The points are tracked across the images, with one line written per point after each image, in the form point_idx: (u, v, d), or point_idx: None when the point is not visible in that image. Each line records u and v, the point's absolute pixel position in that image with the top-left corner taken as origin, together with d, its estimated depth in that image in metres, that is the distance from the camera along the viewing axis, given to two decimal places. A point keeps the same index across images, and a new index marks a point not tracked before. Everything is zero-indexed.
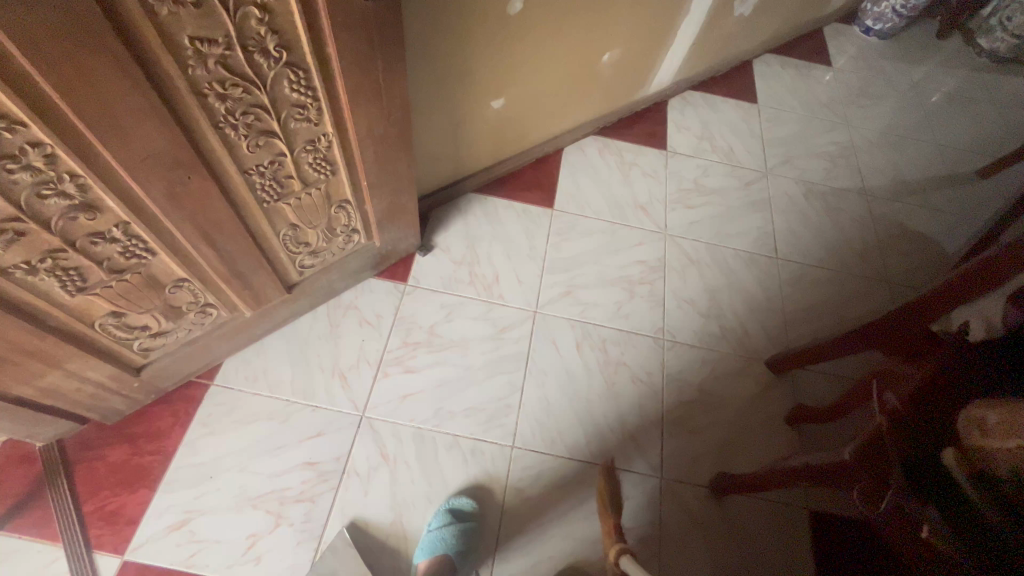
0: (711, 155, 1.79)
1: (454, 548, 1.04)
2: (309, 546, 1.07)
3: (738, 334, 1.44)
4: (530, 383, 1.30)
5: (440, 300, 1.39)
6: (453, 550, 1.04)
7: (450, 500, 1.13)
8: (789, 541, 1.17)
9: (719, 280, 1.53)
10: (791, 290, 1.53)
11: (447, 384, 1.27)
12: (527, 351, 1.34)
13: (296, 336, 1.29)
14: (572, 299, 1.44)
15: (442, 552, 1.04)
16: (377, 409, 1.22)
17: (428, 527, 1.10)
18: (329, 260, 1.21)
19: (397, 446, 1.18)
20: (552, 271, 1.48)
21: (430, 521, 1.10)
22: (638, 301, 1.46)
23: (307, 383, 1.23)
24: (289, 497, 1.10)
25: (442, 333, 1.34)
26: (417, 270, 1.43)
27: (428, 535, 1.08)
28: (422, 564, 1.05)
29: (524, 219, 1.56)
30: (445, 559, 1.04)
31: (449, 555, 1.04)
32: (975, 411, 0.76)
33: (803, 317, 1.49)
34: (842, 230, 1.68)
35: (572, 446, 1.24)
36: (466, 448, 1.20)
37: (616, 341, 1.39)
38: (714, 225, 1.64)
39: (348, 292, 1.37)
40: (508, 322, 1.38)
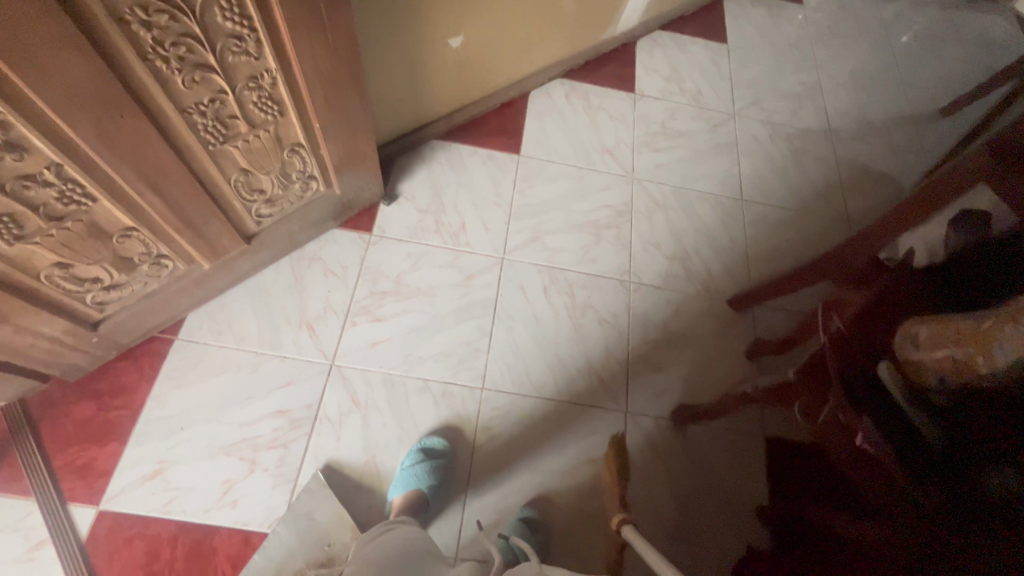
0: (679, 97, 1.77)
1: (426, 483, 1.08)
2: (284, 489, 1.09)
3: (702, 275, 1.47)
4: (498, 328, 1.32)
5: (406, 249, 1.38)
6: (427, 485, 1.08)
7: (422, 440, 1.16)
8: (745, 465, 1.25)
9: (685, 223, 1.55)
10: (755, 230, 1.56)
11: (416, 331, 1.28)
12: (495, 296, 1.35)
13: (260, 289, 1.28)
14: (539, 244, 1.44)
15: (417, 487, 1.08)
16: (347, 357, 1.23)
17: (401, 466, 1.13)
18: (288, 208, 1.18)
19: (368, 393, 1.20)
20: (519, 217, 1.47)
21: (402, 461, 1.14)
22: (604, 245, 1.48)
23: (273, 334, 1.23)
24: (262, 444, 1.12)
25: (409, 282, 1.34)
26: (382, 219, 1.41)
27: (402, 474, 1.10)
28: (395, 500, 1.08)
29: (490, 166, 1.54)
30: (421, 494, 1.08)
31: (421, 490, 1.08)
32: (910, 327, 0.79)
33: (765, 256, 1.52)
34: (806, 171, 1.69)
35: (540, 385, 1.27)
36: (437, 391, 1.23)
37: (584, 284, 1.41)
38: (681, 168, 1.64)
39: (312, 244, 1.35)
40: (476, 269, 1.38)
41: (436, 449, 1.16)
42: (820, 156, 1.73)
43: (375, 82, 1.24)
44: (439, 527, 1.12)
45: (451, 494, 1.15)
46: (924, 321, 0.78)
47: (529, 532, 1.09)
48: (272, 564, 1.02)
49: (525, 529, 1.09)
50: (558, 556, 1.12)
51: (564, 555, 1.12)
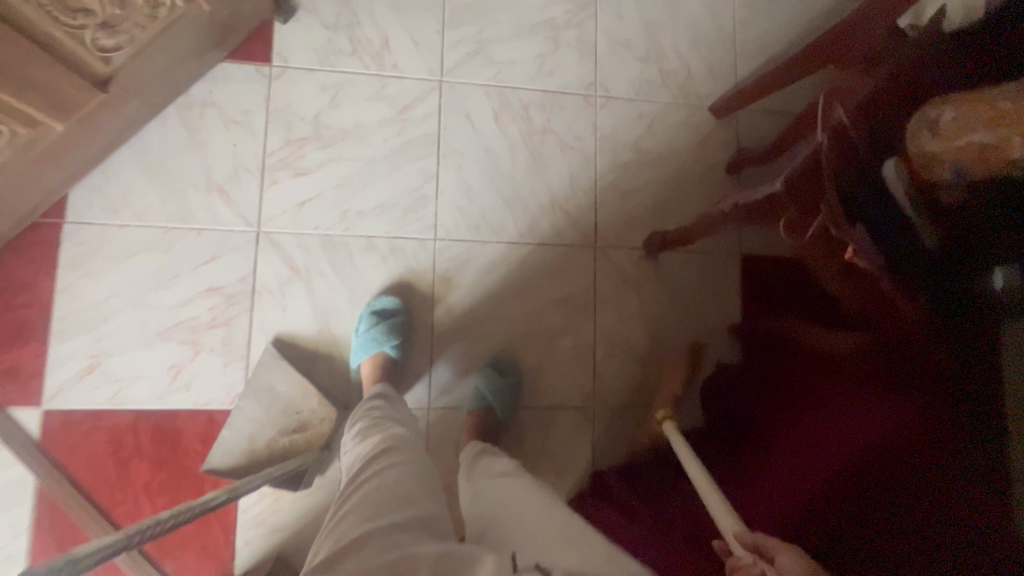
0: None
1: (388, 343, 1.02)
2: (238, 367, 1.03)
3: (681, 79, 1.24)
4: (445, 168, 1.13)
5: (320, 81, 1.11)
6: (389, 344, 1.03)
7: (373, 303, 1.07)
8: (719, 281, 1.18)
9: (663, 11, 1.25)
10: (747, 13, 1.28)
11: (350, 182, 1.10)
12: (437, 131, 1.13)
13: (148, 150, 1.05)
14: (484, 59, 1.17)
15: (379, 349, 1.02)
16: (273, 221, 1.07)
17: (355, 332, 1.05)
18: (140, 38, 0.89)
19: (307, 258, 1.07)
20: (454, 23, 1.16)
21: (356, 327, 1.06)
22: (564, 51, 1.20)
23: (180, 204, 1.04)
24: (201, 325, 1.02)
25: (330, 123, 1.10)
26: (281, 43, 1.11)
27: (359, 339, 1.03)
28: (362, 366, 1.03)
29: None
30: (386, 355, 1.03)
31: (385, 351, 1.02)
32: (930, 110, 0.64)
33: (756, 47, 1.27)
34: None
35: (499, 229, 1.14)
36: (384, 248, 1.10)
37: (542, 105, 1.18)
38: None
39: (198, 84, 1.07)
40: (409, 98, 1.13)
41: (389, 309, 1.07)
42: None
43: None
44: (410, 387, 1.09)
45: (416, 349, 1.10)
46: (951, 100, 0.63)
47: (500, 379, 1.07)
48: (242, 437, 1.01)
49: (494, 376, 1.08)
50: (533, 395, 1.12)
51: (538, 395, 1.12)
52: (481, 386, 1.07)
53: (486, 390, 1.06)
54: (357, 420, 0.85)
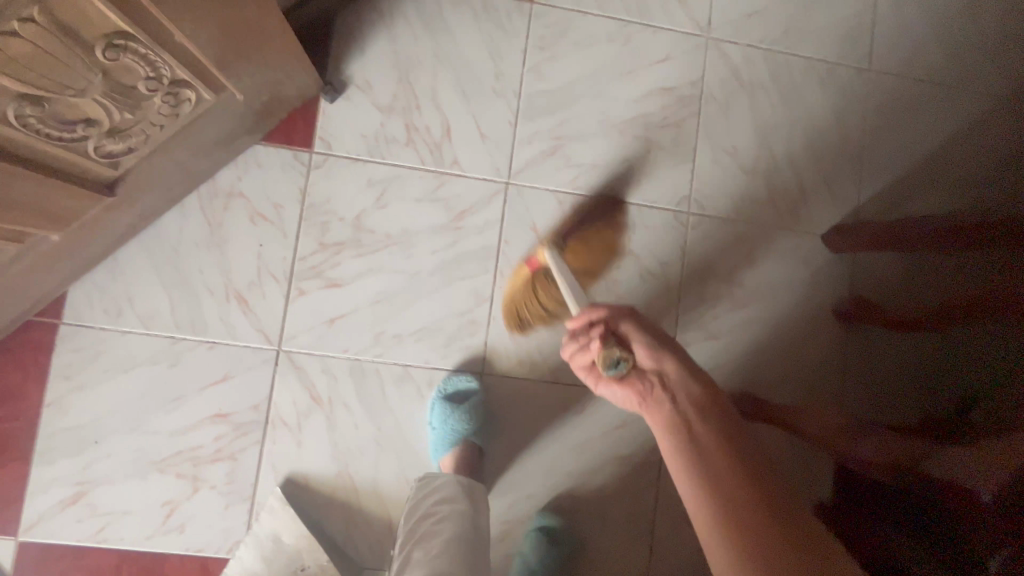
0: None
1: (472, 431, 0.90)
2: (240, 509, 0.89)
3: (793, 198, 1.03)
4: (502, 290, 0.95)
5: (366, 174, 0.94)
6: (472, 433, 0.90)
7: (445, 385, 0.92)
8: (812, 468, 0.98)
9: (780, 114, 1.04)
10: (880, 123, 1.06)
11: (389, 299, 0.93)
12: (496, 244, 0.95)
13: (159, 245, 0.89)
14: (561, 159, 0.98)
15: (462, 440, 0.89)
16: (296, 339, 0.91)
17: (429, 423, 0.91)
18: (159, 137, 0.73)
19: (332, 385, 0.91)
20: (530, 114, 0.98)
21: (429, 417, 0.91)
22: (657, 155, 1.01)
23: (191, 312, 0.89)
24: (203, 457, 0.88)
25: (373, 227, 0.93)
26: (325, 125, 0.93)
27: (435, 432, 0.90)
28: (444, 462, 0.89)
29: (486, 23, 0.98)
30: (469, 444, 0.90)
31: (470, 441, 0.90)
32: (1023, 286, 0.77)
33: (887, 165, 1.05)
34: (978, 14, 1.10)
35: (557, 367, 0.96)
36: (421, 380, 0.93)
37: (623, 219, 0.99)
38: (784, 17, 1.06)
39: (225, 170, 0.91)
40: (468, 203, 0.95)
41: (463, 392, 0.93)
42: None
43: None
44: None
45: None
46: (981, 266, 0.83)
47: (551, 546, 0.92)
48: None
49: (543, 542, 0.92)
50: (576, 569, 0.95)
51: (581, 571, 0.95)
52: (528, 554, 0.91)
53: (536, 561, 0.91)
54: (422, 504, 0.77)
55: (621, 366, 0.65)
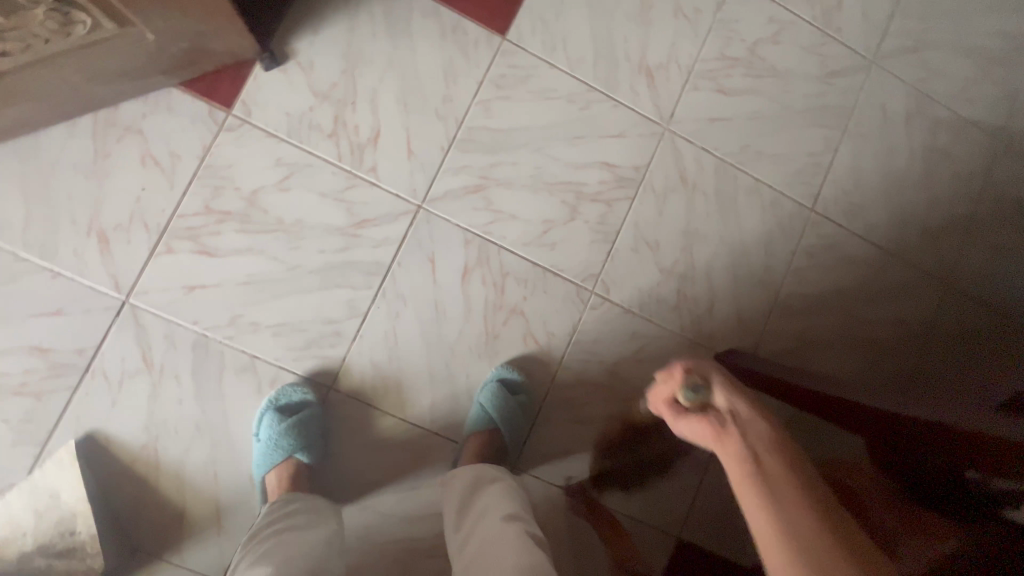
0: (799, 4, 1.09)
1: (299, 447, 0.84)
2: (27, 452, 0.82)
3: (701, 310, 1.02)
4: (378, 310, 0.91)
5: (276, 153, 0.90)
6: (299, 451, 0.84)
7: (277, 395, 0.87)
8: None
9: (713, 224, 1.03)
10: (804, 263, 1.07)
11: (259, 284, 0.89)
12: (388, 263, 0.92)
13: (36, 157, 0.84)
14: (482, 200, 0.95)
15: (286, 458, 0.84)
16: (147, 296, 0.86)
17: (257, 435, 0.86)
18: (43, 50, 0.69)
19: (169, 353, 0.86)
20: (465, 147, 0.95)
21: (258, 427, 0.86)
22: (579, 225, 0.99)
23: (45, 235, 0.84)
24: (6, 386, 0.82)
25: (266, 207, 0.89)
26: (251, 91, 0.90)
27: (264, 444, 0.84)
28: (268, 479, 0.84)
29: (451, 42, 0.96)
30: (296, 461, 0.85)
31: (297, 459, 0.84)
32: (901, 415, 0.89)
33: (799, 305, 1.06)
34: (926, 190, 1.12)
35: (410, 405, 0.92)
36: (264, 376, 0.88)
37: (525, 278, 0.96)
38: (746, 132, 1.05)
39: (132, 103, 0.87)
40: (373, 213, 0.92)
41: (297, 402, 0.88)
42: (961, 173, 1.14)
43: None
44: (215, 562, 0.85)
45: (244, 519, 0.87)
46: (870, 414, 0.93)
47: (509, 398, 0.91)
48: None
49: (505, 394, 0.91)
50: None
51: None
52: (486, 403, 0.90)
53: (496, 408, 0.89)
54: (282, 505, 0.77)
55: (700, 394, 0.54)
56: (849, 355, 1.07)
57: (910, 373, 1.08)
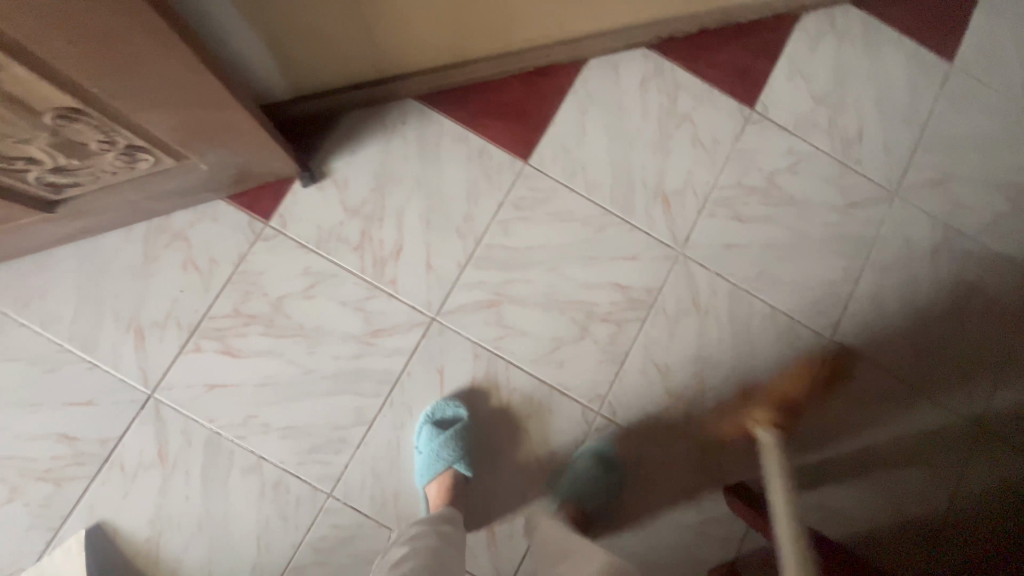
0: (818, 136, 1.11)
1: (460, 459, 0.90)
2: (40, 536, 0.86)
3: (709, 438, 1.00)
4: (384, 419, 0.94)
5: (305, 263, 0.96)
6: (460, 462, 0.90)
7: (433, 409, 0.94)
8: None
9: (725, 350, 1.02)
10: (823, 393, 1.04)
11: (275, 386, 0.93)
12: (398, 373, 0.95)
13: (92, 257, 0.93)
14: (494, 316, 0.98)
15: (448, 468, 0.89)
16: (171, 392, 0.91)
17: (417, 447, 0.92)
18: (110, 179, 0.78)
19: (183, 448, 0.90)
20: (481, 264, 0.99)
21: (417, 441, 0.92)
22: (588, 345, 1.00)
23: (89, 330, 0.91)
24: (32, 470, 0.87)
25: (290, 313, 0.95)
26: (288, 206, 0.97)
27: (424, 459, 0.90)
28: (432, 490, 0.89)
29: (476, 166, 1.02)
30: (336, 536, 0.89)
31: (457, 470, 0.90)
32: None
33: (816, 437, 1.02)
34: (956, 324, 1.09)
35: (406, 518, 0.92)
36: (269, 478, 0.90)
37: (530, 393, 0.97)
38: (761, 259, 1.06)
39: (182, 213, 0.95)
40: (388, 323, 0.96)
41: (450, 418, 0.94)
42: (993, 310, 1.10)
43: (226, 29, 0.74)
44: None
45: None
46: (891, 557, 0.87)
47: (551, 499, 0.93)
48: None
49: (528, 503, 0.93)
50: None
51: None
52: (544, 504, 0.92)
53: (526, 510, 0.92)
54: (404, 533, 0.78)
55: None
56: (873, 492, 1.03)
57: (939, 521, 1.02)
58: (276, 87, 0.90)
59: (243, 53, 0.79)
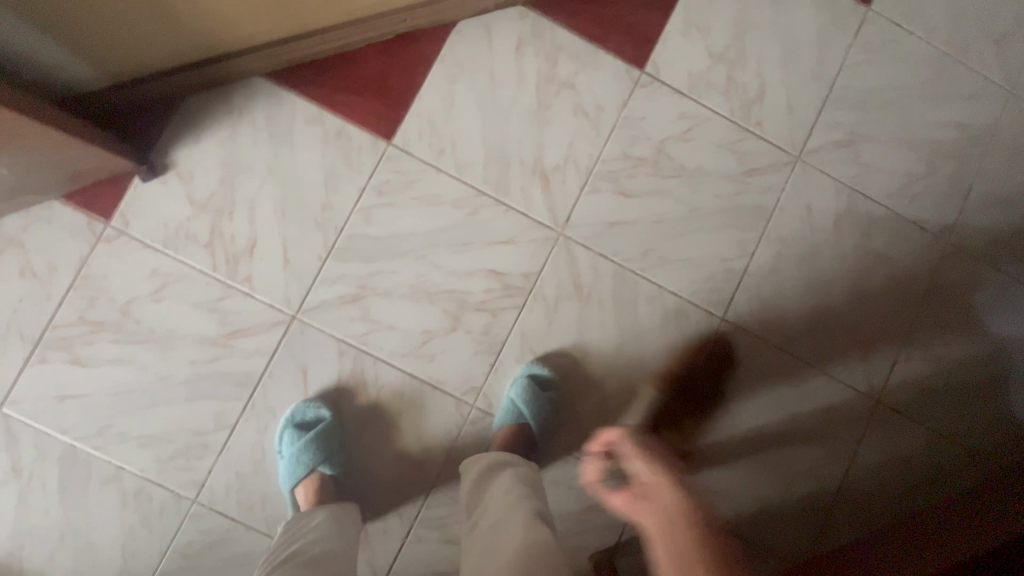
0: (716, 98, 1.02)
1: (322, 459, 0.88)
2: None
3: (592, 427, 0.97)
4: (247, 423, 0.91)
5: (152, 264, 0.91)
6: (322, 464, 0.88)
7: (293, 411, 0.91)
8: None
9: (609, 335, 0.98)
10: (714, 376, 1.00)
11: (130, 394, 0.89)
12: (259, 376, 0.91)
13: None
14: (358, 311, 0.93)
15: (310, 471, 0.88)
16: (20, 405, 0.88)
17: (280, 452, 0.90)
18: None
19: (38, 461, 0.88)
20: (343, 256, 0.94)
21: (280, 445, 0.90)
22: (462, 336, 0.95)
23: None
24: None
25: (139, 318, 0.90)
26: (129, 204, 0.91)
27: (287, 464, 0.88)
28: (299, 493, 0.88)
29: (333, 149, 0.95)
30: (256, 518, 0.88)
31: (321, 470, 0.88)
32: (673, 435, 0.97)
33: (707, 421, 0.99)
34: (859, 296, 1.03)
35: (275, 520, 0.91)
36: (129, 487, 0.89)
37: (401, 389, 0.94)
38: (649, 236, 1.00)
39: (13, 217, 0.89)
40: (245, 324, 0.91)
41: (309, 419, 0.91)
42: (900, 282, 1.04)
43: None
44: None
45: None
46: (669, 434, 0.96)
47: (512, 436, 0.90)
48: None
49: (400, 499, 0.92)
50: None
51: None
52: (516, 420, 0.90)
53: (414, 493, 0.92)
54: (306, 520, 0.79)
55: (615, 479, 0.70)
56: (766, 474, 1.00)
57: (829, 499, 1.00)
58: (84, 77, 0.81)
59: (28, 48, 0.70)
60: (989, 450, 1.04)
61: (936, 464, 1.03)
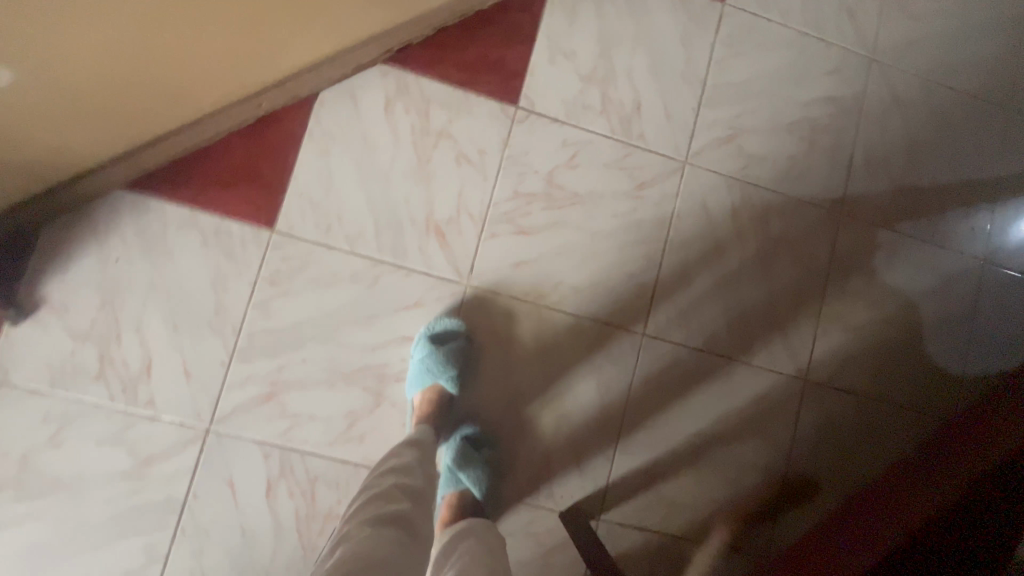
0: (594, 119, 1.02)
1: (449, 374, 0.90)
2: None
3: (537, 470, 0.97)
4: (179, 550, 0.87)
5: (42, 409, 0.85)
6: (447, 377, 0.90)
7: (433, 323, 0.94)
8: None
9: (535, 374, 0.98)
10: (645, 393, 1.01)
11: (45, 549, 0.84)
12: (183, 498, 0.87)
13: None
14: (275, 408, 0.90)
15: (435, 381, 0.90)
16: None
17: (411, 359, 0.93)
18: None
19: None
20: (247, 357, 0.90)
21: (412, 353, 0.93)
22: (387, 410, 0.93)
23: None
24: None
25: (40, 468, 0.85)
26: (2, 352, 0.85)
27: (417, 369, 0.91)
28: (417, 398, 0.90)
29: (215, 249, 0.91)
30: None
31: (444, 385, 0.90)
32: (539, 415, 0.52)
33: (646, 439, 1.00)
34: (768, 283, 1.06)
35: None
36: None
37: (335, 479, 0.91)
38: (556, 269, 0.99)
39: None
40: (156, 449, 0.87)
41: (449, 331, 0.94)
42: (804, 262, 1.07)
43: None
44: None
45: None
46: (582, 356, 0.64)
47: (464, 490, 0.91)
48: None
49: None
50: None
51: None
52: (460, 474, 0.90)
53: None
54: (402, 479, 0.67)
55: None
56: (715, 477, 1.01)
57: (777, 487, 1.03)
58: None
59: None
60: (917, 405, 1.08)
61: (869, 428, 1.07)
